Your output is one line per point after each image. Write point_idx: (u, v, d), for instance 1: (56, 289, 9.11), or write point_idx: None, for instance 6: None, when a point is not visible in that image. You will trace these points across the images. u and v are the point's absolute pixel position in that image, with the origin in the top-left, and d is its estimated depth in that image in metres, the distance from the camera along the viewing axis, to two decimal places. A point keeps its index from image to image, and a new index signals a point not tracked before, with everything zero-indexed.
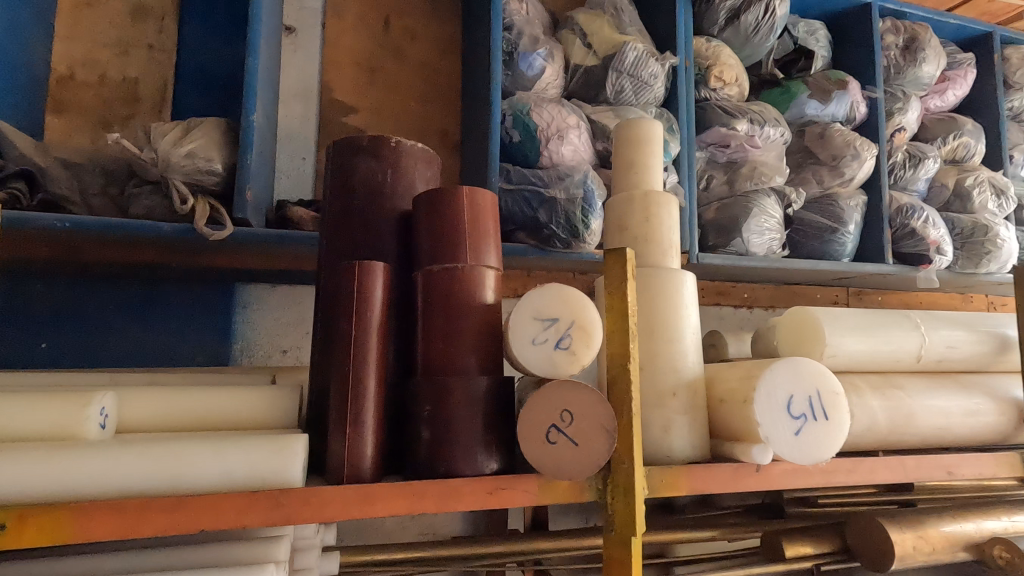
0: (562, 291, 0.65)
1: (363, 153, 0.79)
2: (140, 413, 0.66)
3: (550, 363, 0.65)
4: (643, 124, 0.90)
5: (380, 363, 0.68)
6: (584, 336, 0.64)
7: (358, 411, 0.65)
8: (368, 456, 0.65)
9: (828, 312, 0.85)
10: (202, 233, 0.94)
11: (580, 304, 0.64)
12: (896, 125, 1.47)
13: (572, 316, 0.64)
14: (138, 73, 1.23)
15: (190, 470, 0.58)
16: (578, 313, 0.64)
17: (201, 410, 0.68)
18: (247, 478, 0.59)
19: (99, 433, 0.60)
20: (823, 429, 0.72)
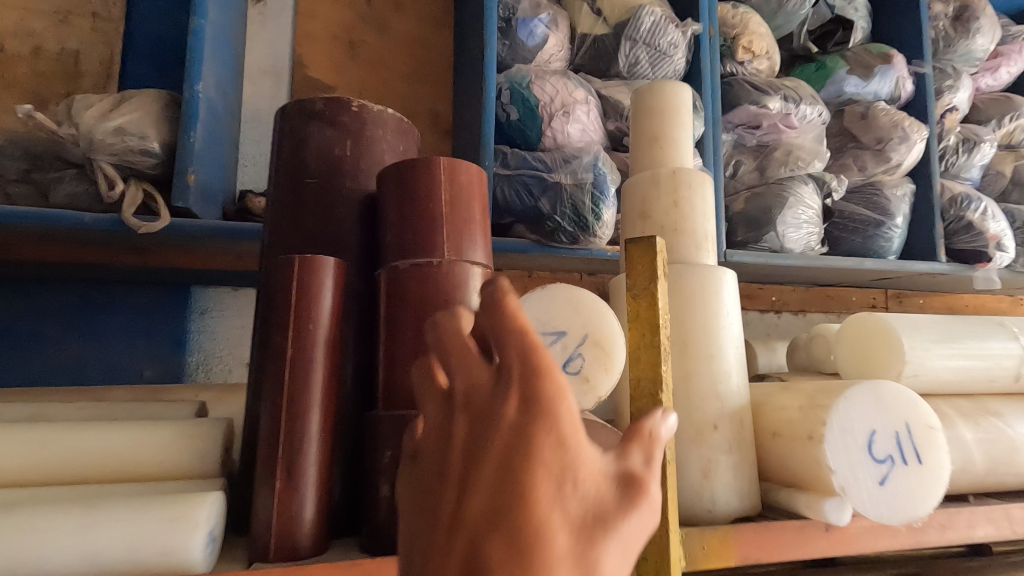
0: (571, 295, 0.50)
1: (316, 120, 0.62)
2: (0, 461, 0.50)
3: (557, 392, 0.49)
4: (669, 89, 0.73)
5: (329, 391, 0.52)
6: (603, 354, 0.50)
7: (297, 455, 0.49)
8: (309, 516, 0.49)
9: (904, 320, 0.67)
10: (129, 225, 0.77)
11: (595, 311, 0.50)
12: (945, 104, 1.30)
13: (586, 330, 0.49)
14: (80, 46, 1.07)
15: (48, 550, 0.42)
16: (593, 324, 0.49)
17: (87, 455, 0.51)
18: (126, 559, 0.43)
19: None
20: (914, 476, 0.54)
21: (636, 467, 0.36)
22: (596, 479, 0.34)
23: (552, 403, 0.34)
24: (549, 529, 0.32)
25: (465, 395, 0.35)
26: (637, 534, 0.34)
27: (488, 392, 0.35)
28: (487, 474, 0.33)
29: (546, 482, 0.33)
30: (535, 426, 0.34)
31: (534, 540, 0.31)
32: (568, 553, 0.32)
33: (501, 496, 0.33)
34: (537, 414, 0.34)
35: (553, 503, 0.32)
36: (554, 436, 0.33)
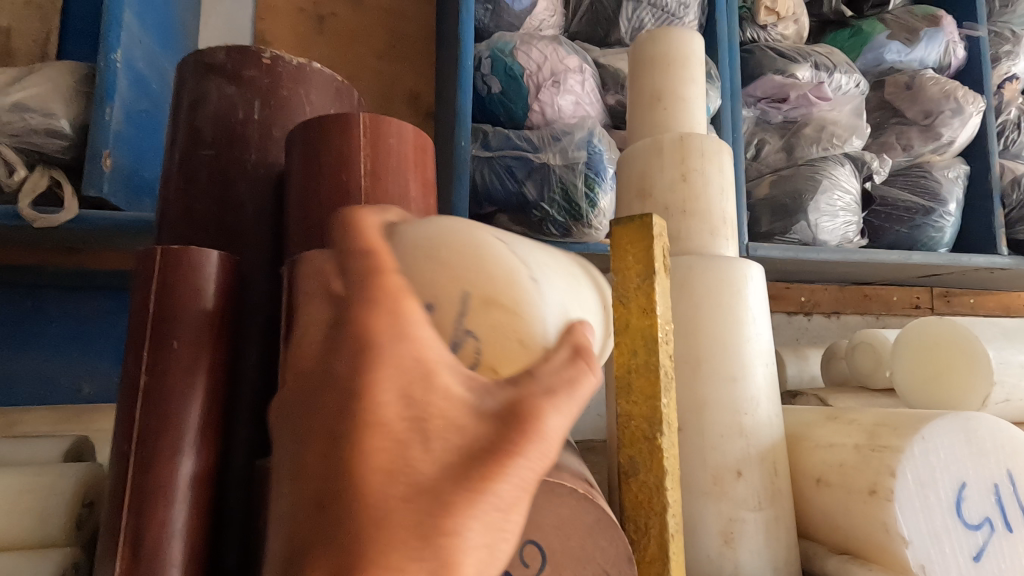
0: (417, 240, 0.27)
1: (215, 75, 0.49)
2: None
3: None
4: (673, 37, 0.58)
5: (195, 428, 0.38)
6: (506, 316, 0.27)
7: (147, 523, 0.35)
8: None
9: (987, 326, 0.52)
10: (25, 216, 0.65)
11: (469, 250, 0.28)
12: (1003, 73, 1.12)
13: (453, 281, 0.27)
14: (11, 20, 0.95)
15: None
16: (463, 270, 0.27)
17: None
18: None
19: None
20: (1019, 548, 0.39)
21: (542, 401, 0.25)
22: (463, 427, 0.23)
23: (383, 332, 0.24)
24: (384, 496, 0.22)
25: (297, 354, 0.26)
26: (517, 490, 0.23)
27: (319, 341, 0.25)
28: (312, 448, 0.23)
29: (383, 437, 0.23)
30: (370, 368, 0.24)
31: (368, 506, 0.22)
32: (415, 541, 0.21)
33: (333, 460, 0.23)
34: (373, 351, 0.24)
35: (393, 459, 0.22)
36: (398, 374, 0.24)
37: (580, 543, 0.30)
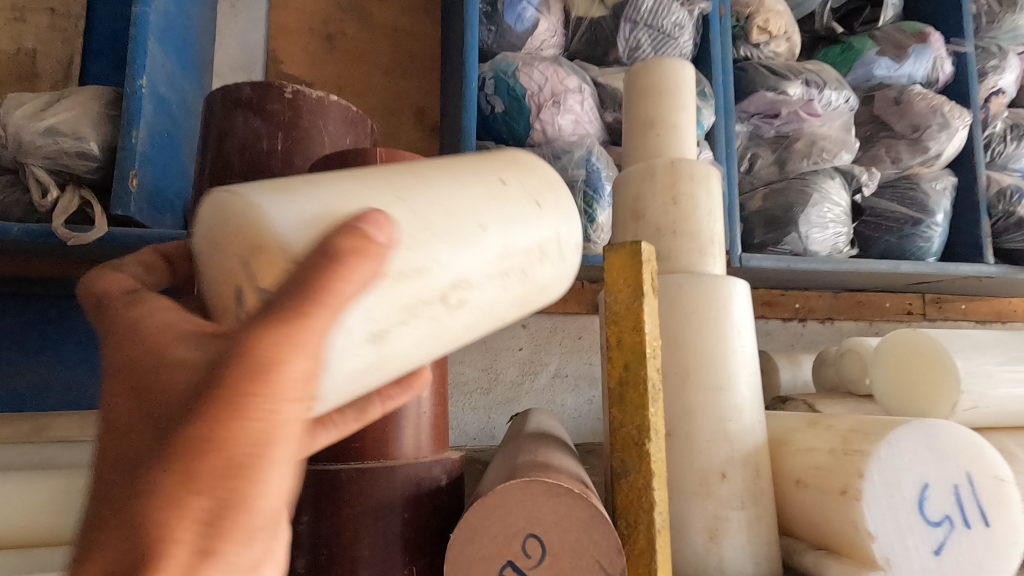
0: (203, 237, 0.32)
1: (242, 109, 0.53)
2: None
3: (498, 306, 0.35)
4: (665, 66, 0.62)
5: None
6: (265, 256, 0.29)
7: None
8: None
9: (960, 338, 0.56)
10: (59, 235, 0.69)
11: (220, 219, 0.30)
12: (990, 87, 1.16)
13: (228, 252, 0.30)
14: (38, 43, 1.00)
15: None
16: (229, 242, 0.30)
17: None
18: None
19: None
20: (979, 544, 0.43)
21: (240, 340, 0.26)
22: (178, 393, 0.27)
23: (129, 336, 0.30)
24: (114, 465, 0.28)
25: None
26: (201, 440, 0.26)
27: None
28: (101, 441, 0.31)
29: (119, 420, 0.28)
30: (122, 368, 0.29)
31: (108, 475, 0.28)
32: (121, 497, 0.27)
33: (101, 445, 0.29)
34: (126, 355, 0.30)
35: (124, 437, 0.28)
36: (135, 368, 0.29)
37: (574, 538, 0.34)
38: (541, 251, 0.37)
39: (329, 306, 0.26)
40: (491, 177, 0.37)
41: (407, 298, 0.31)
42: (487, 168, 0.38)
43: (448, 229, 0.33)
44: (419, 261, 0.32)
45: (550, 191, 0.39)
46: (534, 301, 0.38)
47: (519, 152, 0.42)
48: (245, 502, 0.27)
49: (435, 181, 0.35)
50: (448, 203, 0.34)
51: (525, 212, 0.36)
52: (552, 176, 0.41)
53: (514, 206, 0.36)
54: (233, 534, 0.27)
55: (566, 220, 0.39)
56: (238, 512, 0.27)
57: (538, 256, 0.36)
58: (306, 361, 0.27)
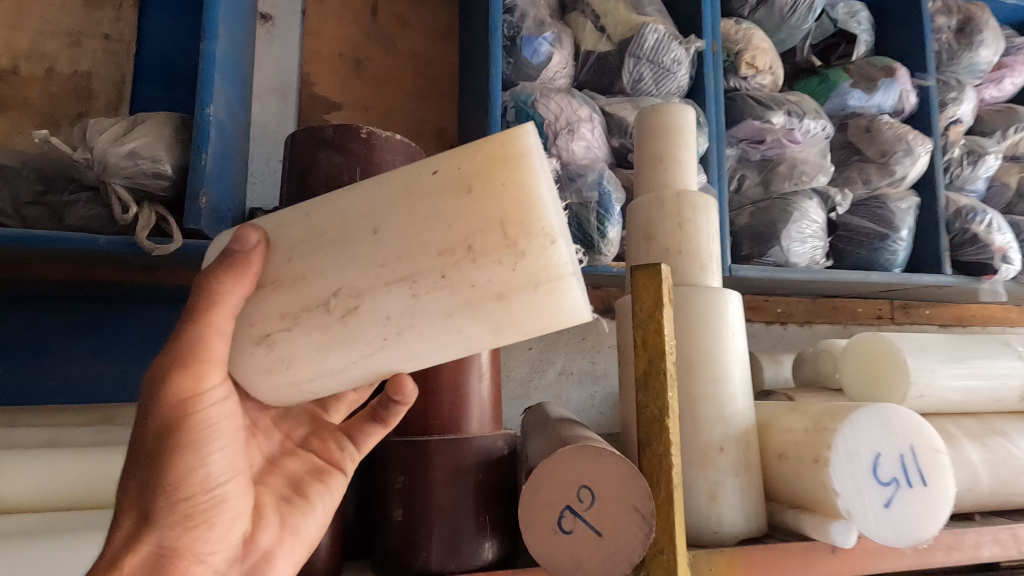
0: None
1: (325, 147, 0.64)
2: (21, 486, 0.65)
3: (420, 312, 0.44)
4: (672, 110, 0.73)
5: (315, 423, 0.65)
6: None
7: (280, 495, 0.59)
8: (304, 541, 0.57)
9: (909, 340, 0.68)
10: (142, 247, 0.78)
11: None
12: (949, 117, 1.30)
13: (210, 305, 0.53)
14: (91, 66, 1.09)
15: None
16: None
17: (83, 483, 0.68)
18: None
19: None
20: (920, 500, 0.54)
21: (157, 367, 0.49)
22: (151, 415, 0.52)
23: None
24: None
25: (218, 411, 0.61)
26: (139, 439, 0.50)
27: None
28: None
29: None
30: None
31: None
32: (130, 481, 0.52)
33: None
34: None
35: None
36: None
37: (620, 486, 0.45)
38: (471, 251, 0.42)
39: (218, 306, 0.46)
40: (426, 169, 0.45)
41: (288, 307, 0.46)
42: (427, 161, 0.46)
43: (335, 240, 0.46)
44: (294, 274, 0.47)
45: (497, 166, 0.43)
46: (501, 309, 0.43)
47: (511, 131, 0.43)
48: (166, 476, 0.48)
49: (359, 191, 0.47)
50: (362, 213, 0.46)
51: (441, 205, 0.44)
52: (511, 150, 0.43)
53: (434, 194, 0.44)
54: (157, 501, 0.48)
55: (498, 201, 0.42)
56: (166, 480, 0.48)
57: (469, 258, 0.42)
58: (186, 368, 0.47)
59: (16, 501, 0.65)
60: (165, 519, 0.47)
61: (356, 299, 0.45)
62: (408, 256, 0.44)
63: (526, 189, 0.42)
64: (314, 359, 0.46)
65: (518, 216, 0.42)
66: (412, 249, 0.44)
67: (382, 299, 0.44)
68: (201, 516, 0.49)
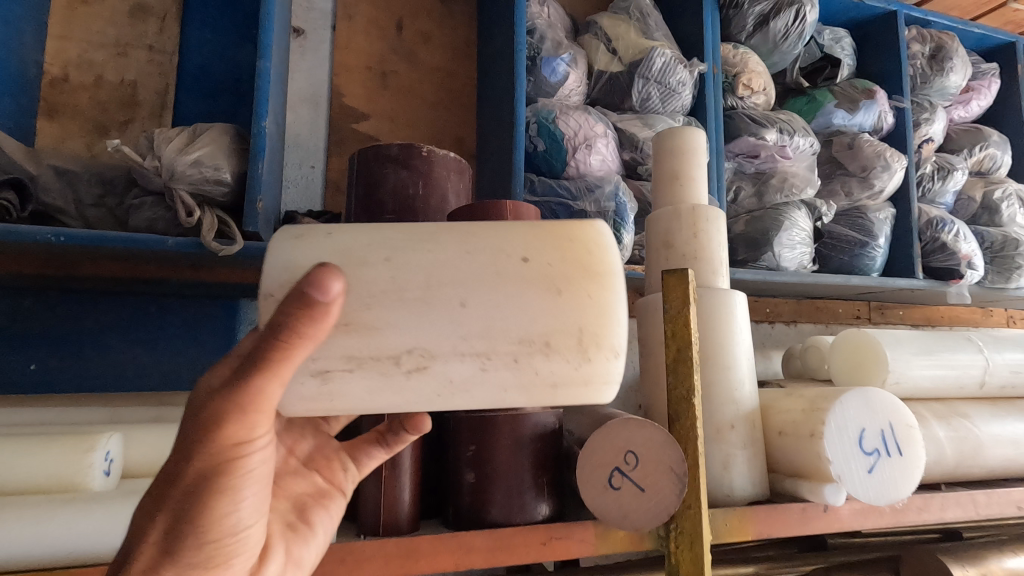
0: None
1: (391, 163, 0.72)
2: (146, 456, 0.66)
3: (483, 384, 0.46)
4: (687, 132, 0.82)
5: (319, 438, 0.62)
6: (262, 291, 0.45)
7: (286, 520, 0.53)
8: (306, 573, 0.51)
9: (886, 335, 0.80)
10: (210, 248, 0.86)
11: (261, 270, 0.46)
12: (922, 135, 1.44)
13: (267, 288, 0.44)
14: (137, 75, 1.16)
15: None
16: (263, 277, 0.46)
17: None
18: None
19: (102, 481, 0.59)
20: (896, 467, 0.66)
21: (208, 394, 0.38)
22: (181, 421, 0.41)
23: None
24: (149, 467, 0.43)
25: None
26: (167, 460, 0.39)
27: None
28: None
29: None
30: None
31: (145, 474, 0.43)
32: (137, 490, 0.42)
33: None
34: None
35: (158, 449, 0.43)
36: None
37: (663, 452, 0.55)
38: (546, 345, 0.46)
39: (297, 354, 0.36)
40: (514, 255, 0.46)
41: (356, 351, 0.45)
42: (516, 244, 0.47)
43: (412, 301, 0.45)
44: (371, 321, 0.45)
45: (586, 278, 0.47)
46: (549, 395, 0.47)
47: (593, 229, 0.48)
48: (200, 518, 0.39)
49: (447, 252, 0.46)
50: (445, 279, 0.46)
51: (527, 296, 0.46)
52: (602, 264, 0.47)
53: (521, 283, 0.46)
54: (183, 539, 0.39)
55: (584, 310, 0.47)
56: (193, 524, 0.39)
57: (542, 351, 0.46)
58: (254, 416, 0.38)
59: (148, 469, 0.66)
60: (190, 558, 0.40)
61: (427, 359, 0.45)
62: (486, 334, 0.46)
63: (608, 308, 0.47)
64: (364, 401, 0.45)
65: (591, 310, 0.47)
66: (491, 329, 0.46)
67: (452, 364, 0.45)
68: (220, 558, 0.42)
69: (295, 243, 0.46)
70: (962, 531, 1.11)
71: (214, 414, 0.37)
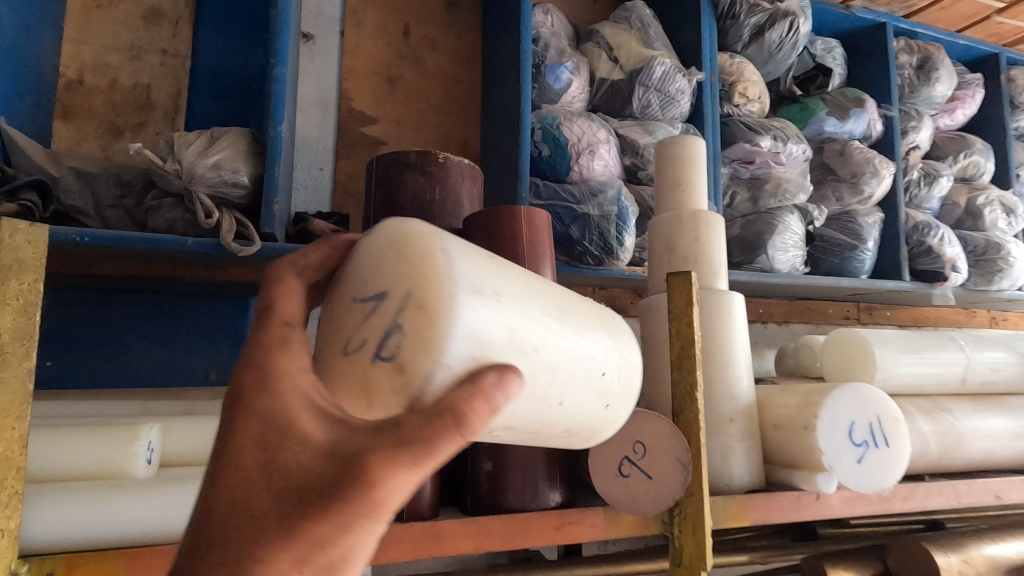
0: (381, 258, 0.40)
1: (410, 169, 0.76)
2: (187, 446, 0.68)
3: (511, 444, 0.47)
4: (688, 141, 0.87)
5: None
6: (423, 314, 0.37)
7: None
8: None
9: (875, 335, 0.85)
10: (229, 249, 0.88)
11: (414, 270, 0.38)
12: (909, 143, 1.50)
13: (430, 307, 0.37)
14: (151, 78, 1.18)
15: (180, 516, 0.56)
16: (415, 280, 0.38)
17: None
18: None
19: (145, 468, 0.60)
20: (883, 458, 0.71)
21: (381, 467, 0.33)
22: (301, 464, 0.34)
23: (279, 397, 0.37)
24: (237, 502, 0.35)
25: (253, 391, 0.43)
26: (312, 531, 0.33)
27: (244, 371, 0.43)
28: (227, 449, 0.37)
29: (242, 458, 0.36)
30: (264, 413, 0.36)
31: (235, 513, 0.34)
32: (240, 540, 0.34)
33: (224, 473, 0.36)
34: (261, 389, 0.38)
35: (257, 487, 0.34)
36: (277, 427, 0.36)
37: (670, 443, 0.60)
38: (571, 431, 0.49)
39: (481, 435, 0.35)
40: (600, 368, 0.48)
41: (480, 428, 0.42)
42: (603, 357, 0.48)
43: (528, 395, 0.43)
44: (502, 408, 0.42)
45: (625, 395, 0.52)
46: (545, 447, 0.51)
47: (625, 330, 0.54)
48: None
49: (563, 352, 0.45)
50: (553, 377, 0.44)
51: (591, 402, 0.48)
52: (633, 385, 0.54)
53: (592, 391, 0.48)
54: None
55: (608, 417, 0.52)
56: None
57: (567, 435, 0.49)
58: (407, 491, 0.34)
59: (188, 458, 0.67)
60: None
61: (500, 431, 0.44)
62: (548, 423, 0.47)
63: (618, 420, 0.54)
64: None
65: (616, 416, 0.53)
66: (553, 418, 0.47)
67: (510, 435, 0.46)
68: None
69: (484, 317, 0.39)
70: (945, 521, 1.16)
71: (372, 490, 0.33)
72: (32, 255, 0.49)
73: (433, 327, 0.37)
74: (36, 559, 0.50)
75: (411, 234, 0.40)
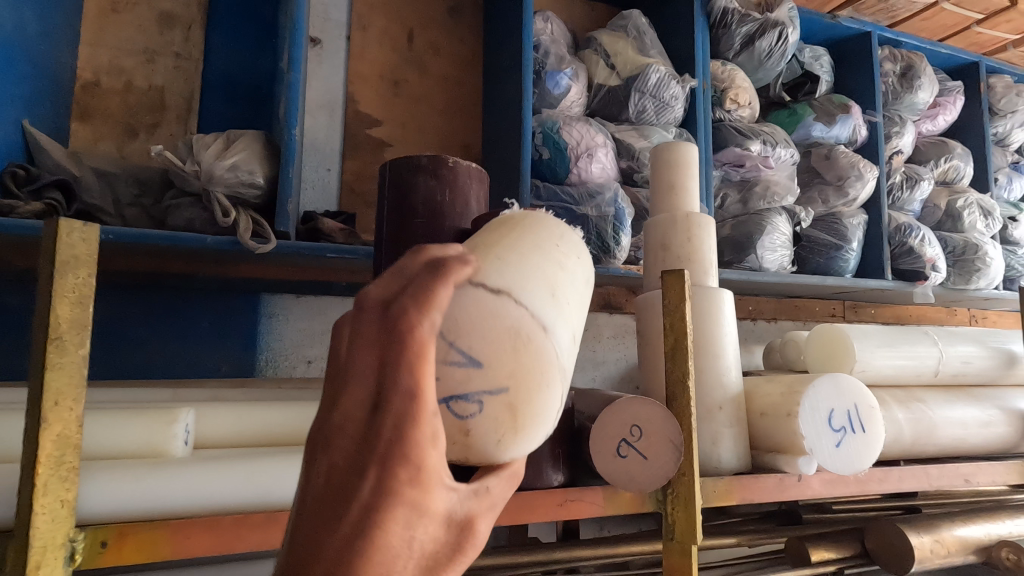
0: (496, 331, 0.39)
1: (421, 172, 0.80)
2: (218, 430, 0.73)
3: None
4: (681, 147, 0.92)
5: None
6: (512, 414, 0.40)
7: None
8: None
9: (854, 330, 0.91)
10: (246, 246, 0.92)
11: (531, 378, 0.40)
12: (892, 147, 1.56)
13: (527, 421, 0.41)
14: (164, 81, 1.22)
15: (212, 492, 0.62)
16: (523, 382, 0.40)
17: (273, 427, 0.75)
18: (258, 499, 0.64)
19: (183, 448, 0.65)
20: (859, 442, 0.77)
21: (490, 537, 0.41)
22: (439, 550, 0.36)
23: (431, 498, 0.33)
24: None
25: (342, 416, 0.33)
26: None
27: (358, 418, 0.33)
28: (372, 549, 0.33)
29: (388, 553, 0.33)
30: (418, 516, 0.33)
31: None
32: None
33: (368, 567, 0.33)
34: (417, 489, 0.33)
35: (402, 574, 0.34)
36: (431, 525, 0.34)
37: (663, 426, 0.66)
38: None
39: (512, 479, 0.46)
40: None
41: None
42: None
43: None
44: None
45: None
46: None
47: None
48: None
49: None
50: None
51: None
52: None
53: None
54: None
55: None
56: None
57: None
58: None
59: (218, 441, 0.72)
60: None
61: None
62: None
63: None
64: None
65: None
66: None
67: None
68: None
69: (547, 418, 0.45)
70: (922, 506, 1.23)
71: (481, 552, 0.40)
72: (87, 252, 0.52)
73: (519, 430, 0.41)
74: (92, 528, 0.55)
75: (536, 348, 0.41)
